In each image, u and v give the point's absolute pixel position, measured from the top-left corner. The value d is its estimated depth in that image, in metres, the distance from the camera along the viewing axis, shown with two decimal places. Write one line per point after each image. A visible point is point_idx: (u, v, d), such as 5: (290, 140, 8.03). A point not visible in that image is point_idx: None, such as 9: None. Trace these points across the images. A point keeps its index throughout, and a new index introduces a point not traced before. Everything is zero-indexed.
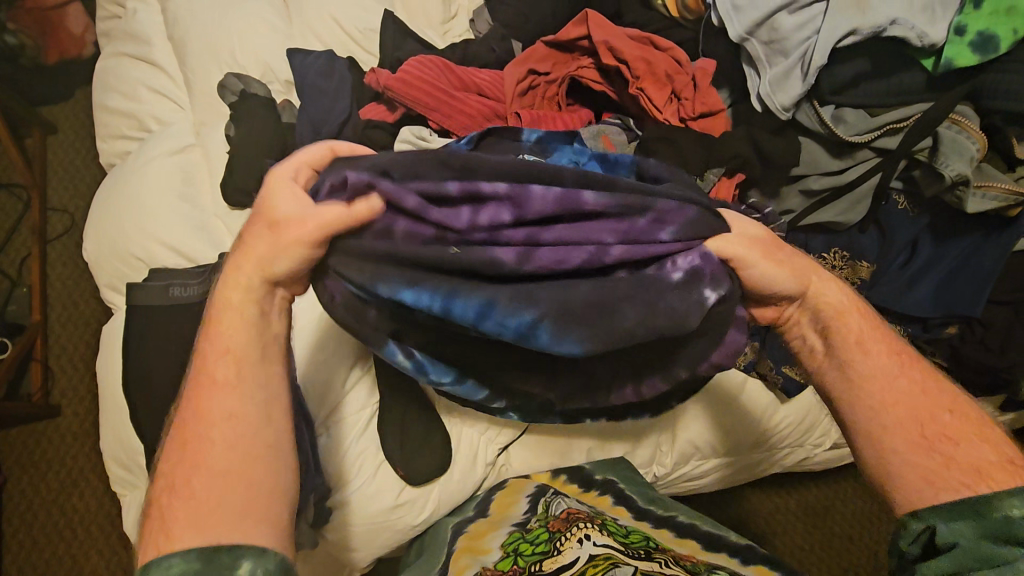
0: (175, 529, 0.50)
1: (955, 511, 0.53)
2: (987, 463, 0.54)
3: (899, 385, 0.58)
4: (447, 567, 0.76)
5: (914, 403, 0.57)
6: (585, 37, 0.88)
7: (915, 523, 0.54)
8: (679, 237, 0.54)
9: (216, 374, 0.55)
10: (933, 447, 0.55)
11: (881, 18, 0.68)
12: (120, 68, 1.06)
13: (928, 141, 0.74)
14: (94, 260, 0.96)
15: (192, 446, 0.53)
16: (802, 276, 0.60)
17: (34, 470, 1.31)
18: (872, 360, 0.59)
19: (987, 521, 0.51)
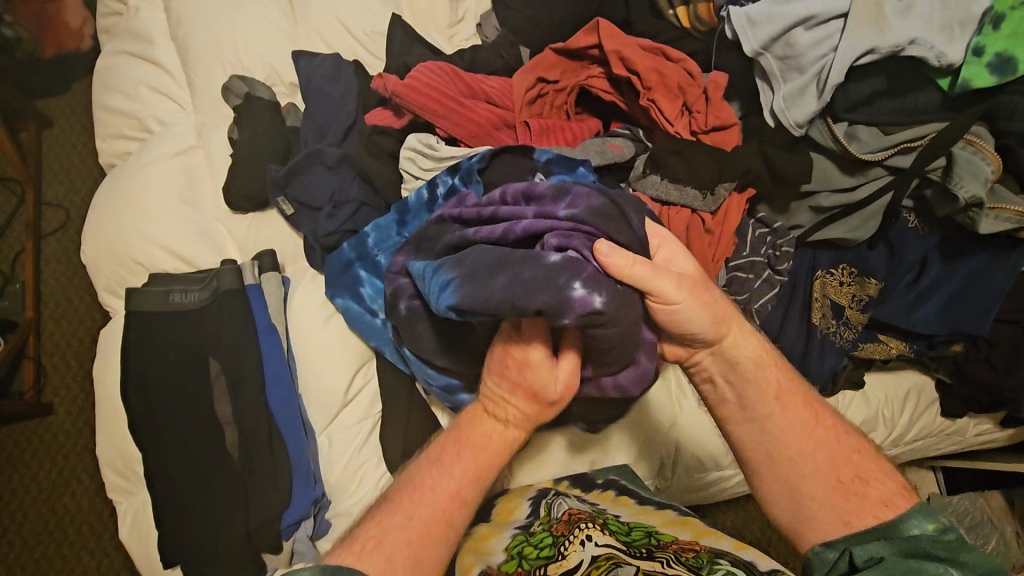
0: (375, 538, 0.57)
1: (868, 536, 0.56)
2: (890, 496, 0.58)
3: (815, 436, 0.62)
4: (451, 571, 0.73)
5: (822, 462, 0.61)
6: (595, 46, 0.86)
7: (830, 551, 0.58)
8: (582, 217, 0.59)
9: (466, 452, 0.63)
10: (840, 494, 0.59)
11: (900, 38, 0.67)
12: (121, 66, 1.04)
13: (943, 160, 0.74)
14: (91, 263, 0.95)
15: (426, 479, 0.62)
16: (720, 321, 0.62)
17: (25, 468, 1.29)
18: (787, 412, 0.63)
19: (899, 541, 0.55)
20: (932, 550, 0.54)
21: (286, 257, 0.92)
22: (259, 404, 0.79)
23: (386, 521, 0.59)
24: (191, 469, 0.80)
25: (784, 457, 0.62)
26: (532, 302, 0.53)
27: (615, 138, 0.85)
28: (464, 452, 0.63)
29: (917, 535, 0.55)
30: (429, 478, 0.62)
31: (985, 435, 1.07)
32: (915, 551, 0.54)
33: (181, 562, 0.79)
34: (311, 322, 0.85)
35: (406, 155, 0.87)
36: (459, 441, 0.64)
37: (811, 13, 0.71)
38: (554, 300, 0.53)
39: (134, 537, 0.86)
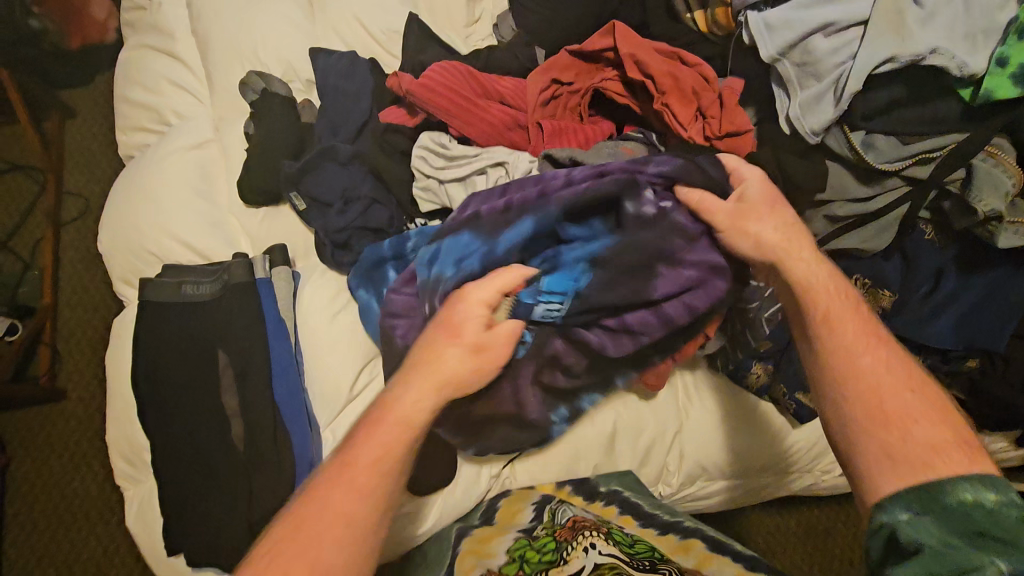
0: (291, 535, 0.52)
1: (915, 499, 0.51)
2: (944, 441, 0.53)
3: (862, 364, 0.59)
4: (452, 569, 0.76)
5: (907, 416, 0.55)
6: (611, 49, 0.86)
7: (880, 516, 0.52)
8: (669, 172, 0.72)
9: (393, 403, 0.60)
10: (910, 451, 0.53)
11: (921, 47, 0.66)
12: (143, 60, 1.05)
13: (961, 171, 0.73)
14: (106, 253, 0.96)
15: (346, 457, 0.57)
16: (788, 237, 0.68)
17: (37, 453, 1.32)
18: (881, 365, 0.59)
19: (951, 511, 0.49)
20: (987, 527, 0.47)
21: (297, 252, 0.92)
22: (265, 396, 0.80)
23: (313, 508, 0.53)
24: (197, 458, 0.81)
25: (867, 404, 0.57)
26: (649, 248, 0.71)
27: (628, 141, 0.85)
28: (375, 430, 0.59)
29: (972, 505, 0.48)
30: (351, 462, 0.56)
31: (1000, 454, 1.05)
32: (969, 527, 0.48)
33: (185, 551, 0.80)
34: (319, 317, 0.85)
35: (418, 153, 0.87)
36: (419, 364, 0.63)
37: (829, 21, 0.70)
38: (659, 244, 0.71)
39: (139, 525, 0.88)
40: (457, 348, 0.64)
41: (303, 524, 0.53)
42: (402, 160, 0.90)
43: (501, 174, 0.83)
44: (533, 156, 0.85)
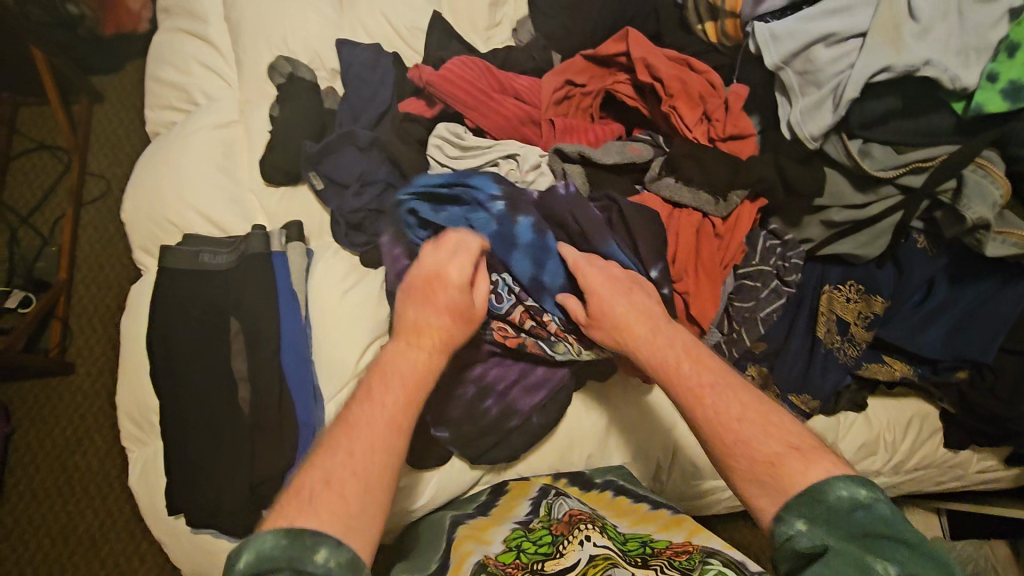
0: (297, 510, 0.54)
1: (817, 518, 0.51)
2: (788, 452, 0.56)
3: (714, 406, 0.60)
4: (447, 559, 0.74)
5: (759, 438, 0.57)
6: (624, 54, 0.90)
7: (782, 527, 0.53)
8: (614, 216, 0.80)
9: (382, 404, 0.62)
10: (757, 473, 0.56)
11: (917, 57, 0.69)
12: (177, 43, 1.11)
13: (953, 183, 0.76)
14: (130, 222, 1.00)
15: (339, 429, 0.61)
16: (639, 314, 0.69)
17: (41, 424, 1.34)
18: (686, 374, 0.64)
19: (829, 511, 0.51)
20: (870, 527, 0.49)
21: (312, 230, 0.96)
22: (274, 363, 0.83)
23: (316, 475, 0.57)
24: (203, 421, 0.84)
25: (722, 439, 0.59)
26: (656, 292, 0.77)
27: (635, 142, 0.88)
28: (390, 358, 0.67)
29: (847, 505, 0.50)
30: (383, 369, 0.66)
31: (989, 473, 1.06)
32: (855, 529, 0.50)
33: (185, 512, 0.83)
34: (332, 295, 0.89)
35: (433, 143, 0.90)
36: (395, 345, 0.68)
37: (831, 32, 0.74)
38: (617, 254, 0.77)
39: (141, 485, 0.90)
40: (457, 257, 0.70)
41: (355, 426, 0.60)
42: (418, 148, 0.93)
43: (512, 166, 0.87)
44: (543, 150, 0.89)
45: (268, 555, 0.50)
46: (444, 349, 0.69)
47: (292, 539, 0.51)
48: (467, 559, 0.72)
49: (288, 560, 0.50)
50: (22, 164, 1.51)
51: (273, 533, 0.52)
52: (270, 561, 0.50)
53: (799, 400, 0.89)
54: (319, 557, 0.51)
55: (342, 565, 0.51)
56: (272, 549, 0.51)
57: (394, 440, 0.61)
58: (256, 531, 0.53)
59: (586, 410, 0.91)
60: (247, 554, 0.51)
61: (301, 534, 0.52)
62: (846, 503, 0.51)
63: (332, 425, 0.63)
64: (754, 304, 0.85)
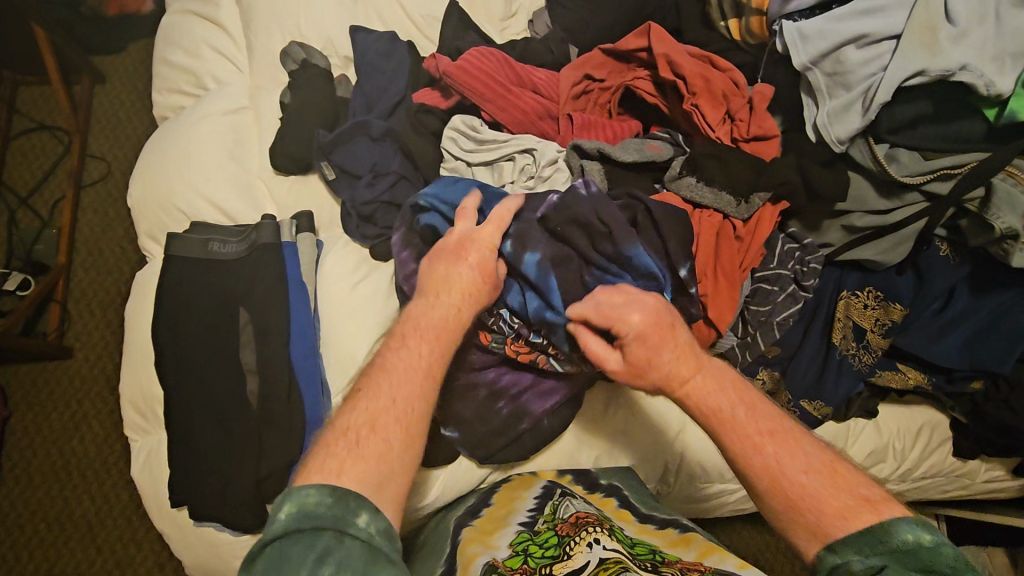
0: (336, 462, 0.55)
1: (872, 552, 0.52)
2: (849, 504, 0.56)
3: (771, 460, 0.59)
4: (454, 563, 0.74)
5: (819, 489, 0.57)
6: (645, 49, 0.88)
7: (832, 557, 0.54)
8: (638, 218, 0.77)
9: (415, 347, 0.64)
10: (820, 520, 0.56)
11: (951, 63, 0.68)
12: (186, 24, 1.08)
13: (981, 191, 0.75)
14: (136, 207, 0.98)
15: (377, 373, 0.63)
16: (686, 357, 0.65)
17: (38, 409, 1.32)
18: (716, 415, 0.63)
19: (895, 551, 0.51)
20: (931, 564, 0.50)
21: (323, 221, 0.94)
22: (282, 356, 0.81)
23: (362, 416, 0.58)
24: (209, 413, 0.82)
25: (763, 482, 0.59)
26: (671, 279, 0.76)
27: (654, 140, 0.87)
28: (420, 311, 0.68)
29: (913, 547, 0.51)
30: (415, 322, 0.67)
31: (995, 483, 1.05)
32: (916, 566, 0.51)
33: (189, 503, 0.82)
34: (342, 288, 0.87)
35: (448, 134, 0.88)
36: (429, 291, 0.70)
37: (864, 33, 0.73)
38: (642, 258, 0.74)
39: (144, 475, 0.89)
40: (486, 224, 0.73)
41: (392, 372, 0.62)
42: (432, 140, 0.91)
43: (528, 161, 0.85)
44: (561, 145, 0.87)
45: (314, 508, 0.51)
46: (476, 304, 0.70)
47: (336, 499, 0.52)
48: (474, 562, 0.70)
49: (330, 518, 0.51)
50: (23, 144, 1.49)
51: (317, 488, 0.52)
52: (314, 518, 0.50)
53: (812, 406, 0.88)
54: (360, 520, 0.51)
55: (381, 533, 0.52)
56: (318, 504, 0.51)
57: (427, 390, 0.62)
58: (296, 483, 0.54)
59: (593, 409, 0.90)
60: (290, 509, 0.51)
61: (343, 495, 0.52)
62: (913, 544, 0.51)
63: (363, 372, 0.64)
64: (770, 308, 0.83)
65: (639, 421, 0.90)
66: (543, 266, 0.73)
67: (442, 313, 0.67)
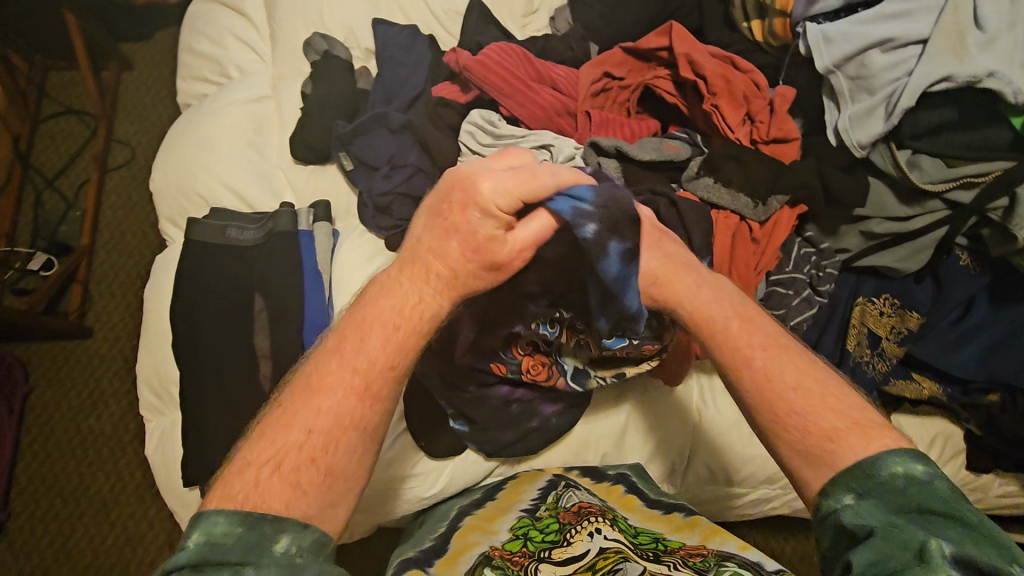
0: (252, 486, 0.50)
1: (857, 486, 0.51)
2: (844, 428, 0.54)
3: (775, 381, 0.58)
4: (451, 543, 0.74)
5: (822, 411, 0.56)
6: (665, 49, 0.88)
7: (827, 502, 0.52)
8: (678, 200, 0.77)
9: (358, 360, 0.57)
10: (813, 444, 0.54)
11: (979, 69, 0.68)
12: (212, 14, 1.10)
13: (1006, 200, 0.74)
14: (158, 192, 1.00)
15: (314, 383, 0.56)
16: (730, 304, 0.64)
17: (58, 386, 1.36)
18: (721, 335, 0.62)
19: (885, 492, 0.49)
20: (924, 503, 0.48)
21: (339, 211, 0.95)
22: (296, 343, 0.82)
23: (266, 452, 0.53)
24: (222, 395, 0.84)
25: (772, 412, 0.57)
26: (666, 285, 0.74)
27: (671, 140, 0.86)
28: (384, 293, 0.61)
29: (902, 483, 0.49)
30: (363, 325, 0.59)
31: (1008, 499, 1.03)
32: (907, 505, 0.48)
33: (199, 483, 0.83)
34: (355, 277, 0.88)
35: (466, 128, 0.89)
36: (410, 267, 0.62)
37: (889, 37, 0.72)
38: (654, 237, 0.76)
39: (157, 455, 0.91)
40: (507, 176, 0.59)
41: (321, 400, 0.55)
42: (450, 134, 0.91)
43: (545, 156, 0.85)
44: (578, 143, 0.87)
45: (220, 541, 0.46)
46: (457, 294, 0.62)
47: (246, 527, 0.48)
48: (473, 548, 0.72)
49: (244, 548, 0.46)
50: (51, 128, 1.52)
51: (227, 516, 0.48)
52: (220, 551, 0.46)
53: None
54: (279, 545, 0.48)
55: (303, 550, 0.49)
56: (225, 536, 0.47)
57: (367, 417, 0.56)
58: (203, 511, 0.49)
59: (605, 412, 0.89)
60: (197, 536, 0.47)
61: (256, 520, 0.48)
62: (902, 480, 0.49)
63: (294, 383, 0.58)
64: (785, 311, 0.81)
65: (650, 423, 0.90)
66: (629, 254, 0.61)
67: (406, 300, 0.60)
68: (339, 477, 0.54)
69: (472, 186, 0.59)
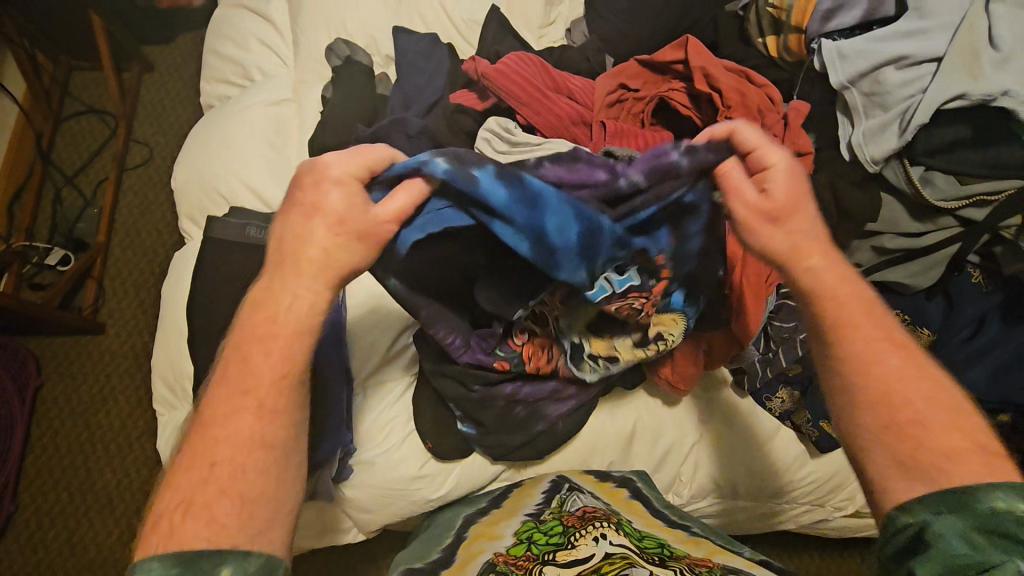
0: (207, 514, 0.49)
1: (944, 505, 0.50)
2: (952, 447, 0.53)
3: (880, 374, 0.57)
4: (456, 555, 0.74)
5: (929, 411, 0.55)
6: (681, 62, 0.89)
7: (903, 516, 0.52)
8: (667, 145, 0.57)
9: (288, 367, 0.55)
10: (906, 456, 0.53)
11: (993, 87, 0.70)
12: (237, 19, 1.12)
13: (1018, 219, 0.75)
14: (179, 190, 1.02)
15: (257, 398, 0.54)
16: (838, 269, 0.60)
17: (70, 380, 1.38)
18: (836, 316, 0.59)
19: (977, 511, 0.48)
20: (1015, 531, 0.47)
21: None
22: None
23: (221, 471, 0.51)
24: None
25: (863, 395, 0.57)
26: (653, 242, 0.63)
27: None
28: (284, 297, 0.56)
29: (995, 512, 0.48)
30: (270, 334, 0.55)
31: None
32: (990, 528, 0.48)
33: None
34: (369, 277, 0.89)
35: (482, 136, 0.89)
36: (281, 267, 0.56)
37: (904, 54, 0.74)
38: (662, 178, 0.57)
39: (169, 449, 0.92)
40: (343, 158, 0.55)
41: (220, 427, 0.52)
42: (466, 140, 0.93)
43: None
44: (593, 152, 0.88)
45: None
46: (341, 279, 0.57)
47: (181, 569, 0.46)
48: (480, 556, 0.71)
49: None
50: (72, 126, 1.55)
51: (162, 559, 0.46)
52: None
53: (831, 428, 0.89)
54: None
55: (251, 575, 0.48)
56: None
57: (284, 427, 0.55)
58: (140, 550, 0.48)
59: (614, 418, 0.89)
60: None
61: (193, 558, 0.47)
62: (999, 509, 0.48)
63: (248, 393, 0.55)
64: (794, 325, 0.86)
65: (658, 432, 0.91)
66: (503, 185, 0.55)
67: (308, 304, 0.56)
68: (260, 501, 0.51)
69: (313, 183, 0.55)
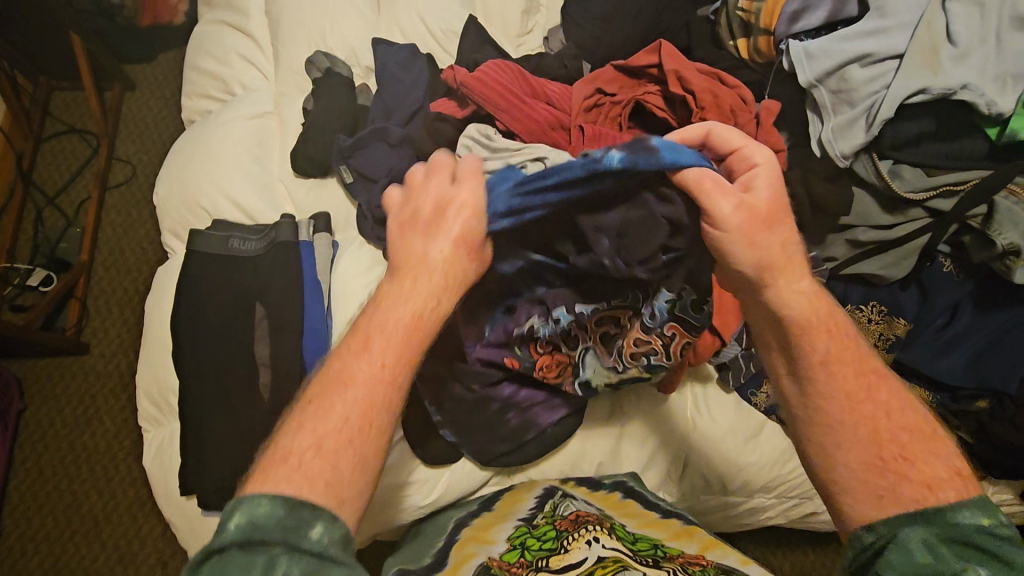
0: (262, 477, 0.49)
1: (911, 519, 0.50)
2: (936, 476, 0.52)
3: (865, 410, 0.56)
4: (450, 555, 0.74)
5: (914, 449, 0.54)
6: (655, 66, 0.91)
7: (868, 534, 0.52)
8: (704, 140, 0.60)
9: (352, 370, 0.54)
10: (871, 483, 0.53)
11: (953, 81, 0.72)
12: (219, 35, 1.13)
13: (984, 207, 0.77)
14: (162, 205, 1.02)
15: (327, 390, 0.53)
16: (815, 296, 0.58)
17: (53, 402, 1.36)
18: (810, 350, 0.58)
19: (939, 526, 0.49)
20: (981, 541, 0.47)
21: (339, 223, 0.97)
22: (296, 351, 0.83)
23: (303, 439, 0.50)
24: (222, 404, 0.84)
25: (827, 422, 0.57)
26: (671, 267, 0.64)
27: None
28: (392, 299, 0.57)
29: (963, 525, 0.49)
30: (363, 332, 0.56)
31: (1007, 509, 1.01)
32: (956, 539, 0.48)
33: (197, 492, 0.83)
34: (354, 287, 0.89)
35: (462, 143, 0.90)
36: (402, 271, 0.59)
37: (867, 52, 0.76)
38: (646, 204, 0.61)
39: (156, 466, 0.91)
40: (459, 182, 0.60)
41: (344, 366, 0.54)
42: (447, 147, 0.93)
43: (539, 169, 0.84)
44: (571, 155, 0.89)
45: (262, 523, 0.46)
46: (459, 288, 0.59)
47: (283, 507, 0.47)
48: (471, 560, 0.71)
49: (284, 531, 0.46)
50: (53, 146, 1.54)
51: (269, 498, 0.47)
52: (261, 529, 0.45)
53: None
54: (312, 534, 0.46)
55: (336, 542, 0.47)
56: (267, 517, 0.46)
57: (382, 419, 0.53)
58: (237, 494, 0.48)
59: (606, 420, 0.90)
60: (238, 515, 0.47)
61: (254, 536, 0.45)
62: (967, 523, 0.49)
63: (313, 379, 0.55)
64: None
65: (644, 431, 0.91)
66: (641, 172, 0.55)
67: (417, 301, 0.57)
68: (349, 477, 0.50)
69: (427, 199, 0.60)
